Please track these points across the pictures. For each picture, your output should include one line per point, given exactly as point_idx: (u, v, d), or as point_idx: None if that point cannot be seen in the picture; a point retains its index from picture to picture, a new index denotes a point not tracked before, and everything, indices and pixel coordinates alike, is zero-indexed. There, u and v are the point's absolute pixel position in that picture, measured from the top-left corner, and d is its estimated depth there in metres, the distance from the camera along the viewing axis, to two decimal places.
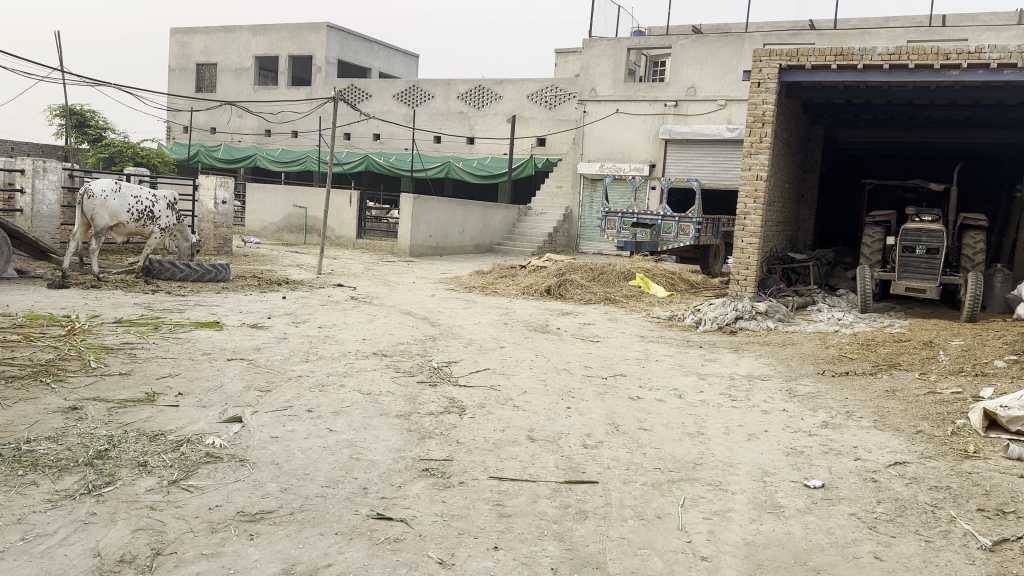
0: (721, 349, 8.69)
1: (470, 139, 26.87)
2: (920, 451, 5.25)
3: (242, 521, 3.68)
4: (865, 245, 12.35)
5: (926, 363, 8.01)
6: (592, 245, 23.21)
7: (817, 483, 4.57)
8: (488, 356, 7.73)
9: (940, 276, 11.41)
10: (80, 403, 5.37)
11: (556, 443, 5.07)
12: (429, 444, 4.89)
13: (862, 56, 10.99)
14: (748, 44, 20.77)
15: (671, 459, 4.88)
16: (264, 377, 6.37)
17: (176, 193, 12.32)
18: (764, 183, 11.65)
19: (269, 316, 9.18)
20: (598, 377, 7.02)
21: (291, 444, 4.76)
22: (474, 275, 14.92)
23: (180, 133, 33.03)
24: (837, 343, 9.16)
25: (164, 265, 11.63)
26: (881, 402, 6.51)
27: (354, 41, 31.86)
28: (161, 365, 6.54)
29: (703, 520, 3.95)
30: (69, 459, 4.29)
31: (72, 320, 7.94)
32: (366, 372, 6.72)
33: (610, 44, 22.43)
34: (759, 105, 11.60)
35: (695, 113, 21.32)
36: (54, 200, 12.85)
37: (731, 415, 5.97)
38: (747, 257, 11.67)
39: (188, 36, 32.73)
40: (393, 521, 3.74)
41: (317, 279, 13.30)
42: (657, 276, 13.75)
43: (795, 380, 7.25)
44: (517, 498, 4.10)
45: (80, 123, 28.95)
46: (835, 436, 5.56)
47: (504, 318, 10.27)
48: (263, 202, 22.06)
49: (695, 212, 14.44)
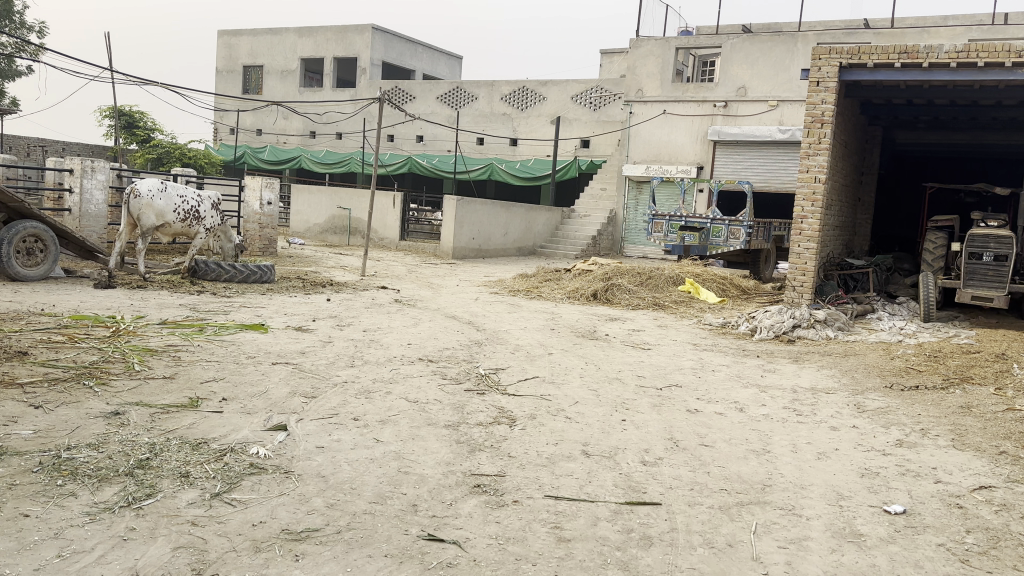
0: (780, 360, 8.29)
1: (513, 141, 26.68)
2: (1007, 475, 4.85)
3: (286, 540, 3.48)
4: (927, 252, 11.80)
5: (999, 377, 7.54)
6: (636, 249, 22.80)
7: (899, 509, 4.23)
8: (537, 364, 7.46)
9: (1008, 285, 10.83)
10: (123, 408, 5.25)
11: (613, 459, 4.80)
12: (479, 458, 4.66)
13: (927, 54, 10.51)
14: (801, 44, 20.23)
15: (738, 480, 4.56)
16: (309, 383, 6.19)
17: (220, 193, 12.30)
18: (823, 186, 11.21)
19: (314, 319, 9.04)
20: (652, 389, 6.69)
21: (338, 454, 4.57)
22: (518, 277, 14.70)
23: (226, 134, 33.42)
24: (902, 354, 8.70)
25: (210, 265, 11.59)
26: (957, 419, 6.11)
27: (398, 43, 31.89)
28: (204, 368, 6.40)
29: (779, 550, 3.65)
30: (109, 469, 4.14)
31: (116, 321, 7.88)
32: (412, 379, 6.51)
33: (657, 44, 22.06)
34: (818, 105, 11.20)
35: (746, 114, 20.81)
36: (102, 199, 12.93)
37: (798, 432, 5.61)
38: (804, 262, 11.24)
39: (235, 39, 33.10)
40: (445, 543, 3.51)
41: (361, 281, 13.18)
42: (707, 280, 13.37)
43: (862, 394, 6.85)
44: (576, 520, 3.84)
45: (129, 124, 29.44)
46: (911, 456, 5.19)
47: (550, 323, 10.00)
48: (307, 203, 22.13)
49: (746, 216, 14.02)
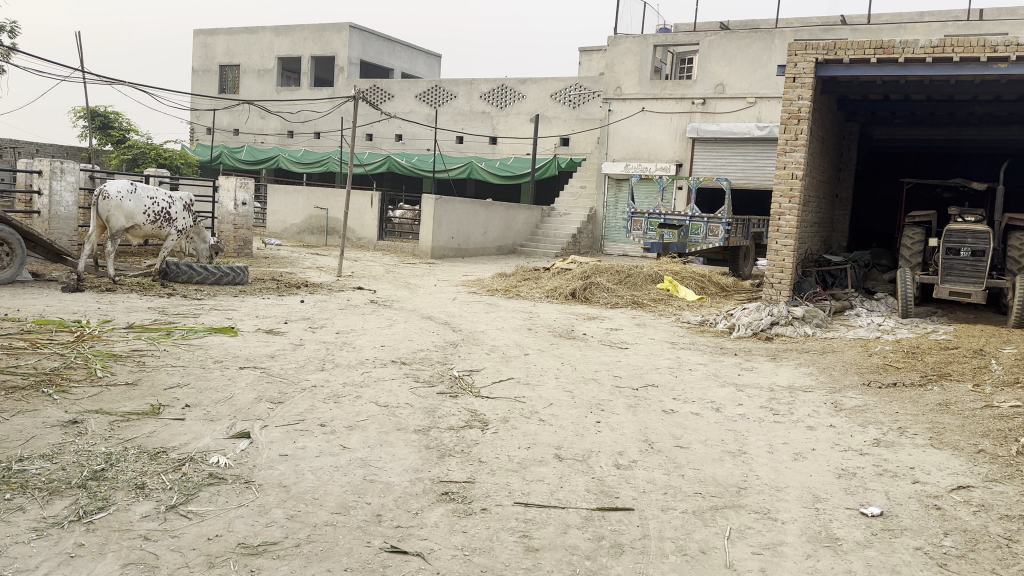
0: (757, 357, 8.23)
1: (493, 139, 26.54)
2: (985, 474, 4.79)
3: (243, 554, 3.34)
4: (904, 247, 11.78)
5: (977, 373, 7.51)
6: (617, 246, 22.75)
7: (875, 511, 4.15)
8: (512, 364, 7.34)
9: (986, 280, 10.83)
10: (81, 416, 5.07)
11: (586, 463, 4.70)
12: (449, 464, 4.54)
13: (902, 49, 10.48)
14: (779, 40, 20.25)
15: (712, 482, 4.47)
16: (276, 388, 6.02)
17: (192, 195, 12.05)
18: (800, 182, 11.17)
19: (286, 322, 8.86)
20: (629, 389, 6.59)
21: (301, 463, 4.42)
22: (497, 276, 14.56)
23: (203, 134, 33.04)
24: (880, 351, 8.68)
25: (181, 267, 11.39)
26: (935, 417, 6.05)
27: (376, 41, 31.66)
28: (169, 374, 6.23)
29: (752, 556, 3.56)
30: (61, 481, 3.97)
31: (81, 326, 7.67)
32: (384, 382, 6.36)
33: (635, 41, 22.00)
34: (794, 101, 11.14)
35: (724, 111, 20.79)
36: (72, 201, 12.66)
37: (774, 432, 5.53)
38: (782, 259, 11.21)
39: (211, 38, 32.72)
40: (408, 555, 3.39)
41: (337, 282, 13.00)
42: (686, 278, 13.32)
43: (839, 392, 6.78)
44: (545, 528, 3.72)
45: (103, 124, 29.00)
46: (889, 456, 5.12)
47: (528, 322, 9.89)
48: (284, 203, 21.89)
49: (725, 213, 13.95)
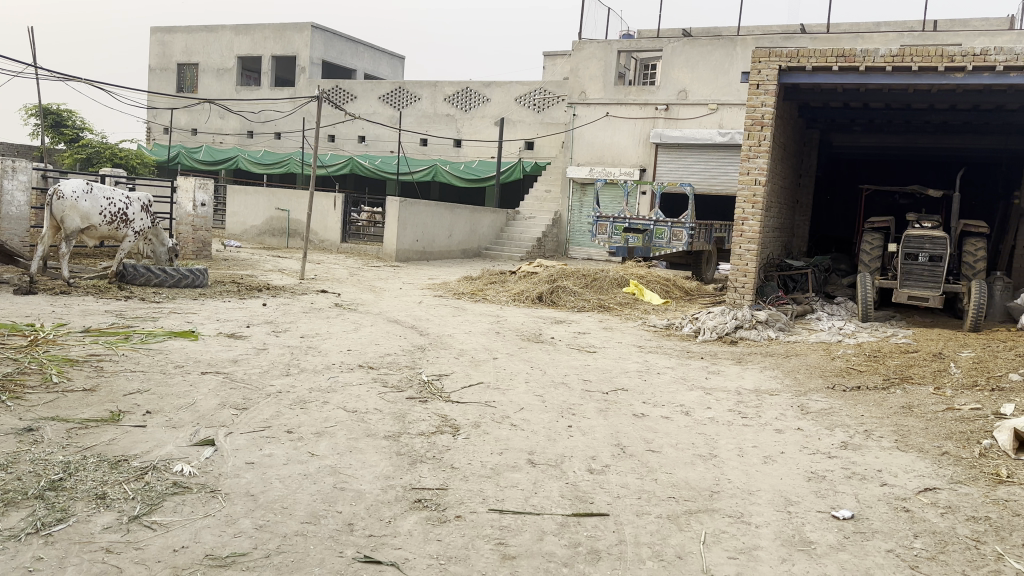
0: (723, 361, 8.29)
1: (457, 142, 26.47)
2: (950, 475, 4.87)
3: (210, 567, 3.23)
4: (863, 252, 11.97)
5: (938, 376, 7.66)
6: (581, 250, 22.80)
7: (846, 514, 4.18)
8: (481, 369, 7.29)
9: (942, 284, 11.08)
10: (36, 424, 4.88)
11: (559, 468, 4.66)
12: (420, 470, 4.46)
13: (863, 57, 10.67)
14: (739, 48, 20.51)
15: (685, 486, 4.47)
16: (240, 394, 5.88)
17: (150, 195, 11.78)
18: (762, 188, 11.30)
19: (248, 325, 8.68)
20: (598, 393, 6.58)
21: (268, 471, 4.31)
22: (463, 280, 14.48)
23: (160, 134, 32.37)
24: (842, 354, 8.80)
25: (138, 269, 11.10)
26: (899, 419, 6.14)
27: (338, 41, 31.37)
28: (128, 379, 6.04)
29: (728, 561, 3.55)
30: (16, 492, 3.81)
31: (35, 329, 7.41)
32: (351, 388, 6.25)
33: (599, 46, 22.11)
34: (757, 108, 11.26)
35: (687, 117, 21.00)
36: (24, 201, 12.27)
37: (744, 435, 5.56)
38: (745, 264, 11.29)
39: (168, 36, 32.07)
40: (382, 565, 3.31)
41: (300, 285, 12.80)
42: (651, 282, 13.38)
43: (805, 395, 6.85)
44: (521, 535, 3.67)
45: (56, 122, 28.23)
46: (857, 458, 5.17)
47: (494, 326, 9.85)
48: (244, 204, 21.53)
49: (688, 217, 14.06)
